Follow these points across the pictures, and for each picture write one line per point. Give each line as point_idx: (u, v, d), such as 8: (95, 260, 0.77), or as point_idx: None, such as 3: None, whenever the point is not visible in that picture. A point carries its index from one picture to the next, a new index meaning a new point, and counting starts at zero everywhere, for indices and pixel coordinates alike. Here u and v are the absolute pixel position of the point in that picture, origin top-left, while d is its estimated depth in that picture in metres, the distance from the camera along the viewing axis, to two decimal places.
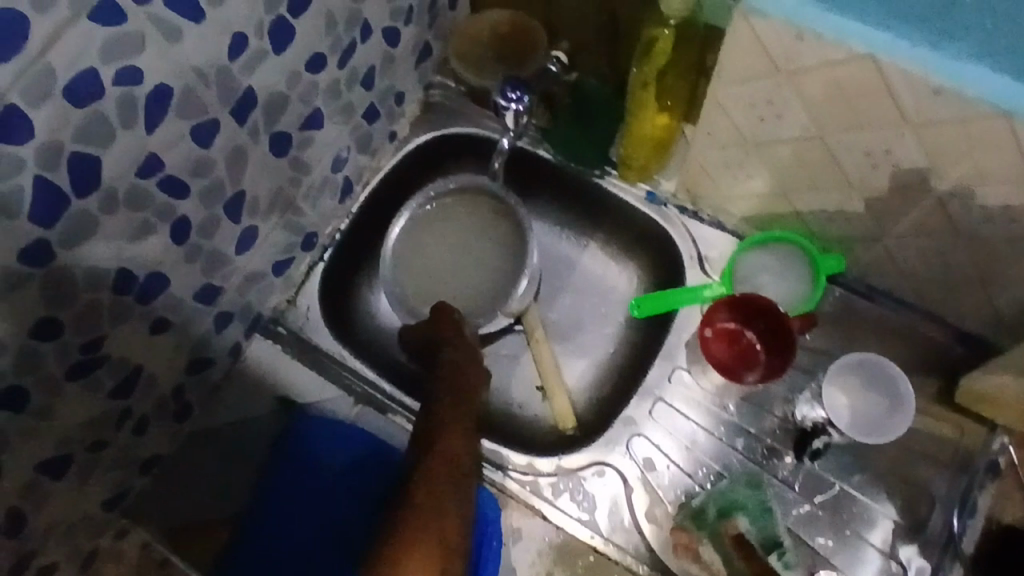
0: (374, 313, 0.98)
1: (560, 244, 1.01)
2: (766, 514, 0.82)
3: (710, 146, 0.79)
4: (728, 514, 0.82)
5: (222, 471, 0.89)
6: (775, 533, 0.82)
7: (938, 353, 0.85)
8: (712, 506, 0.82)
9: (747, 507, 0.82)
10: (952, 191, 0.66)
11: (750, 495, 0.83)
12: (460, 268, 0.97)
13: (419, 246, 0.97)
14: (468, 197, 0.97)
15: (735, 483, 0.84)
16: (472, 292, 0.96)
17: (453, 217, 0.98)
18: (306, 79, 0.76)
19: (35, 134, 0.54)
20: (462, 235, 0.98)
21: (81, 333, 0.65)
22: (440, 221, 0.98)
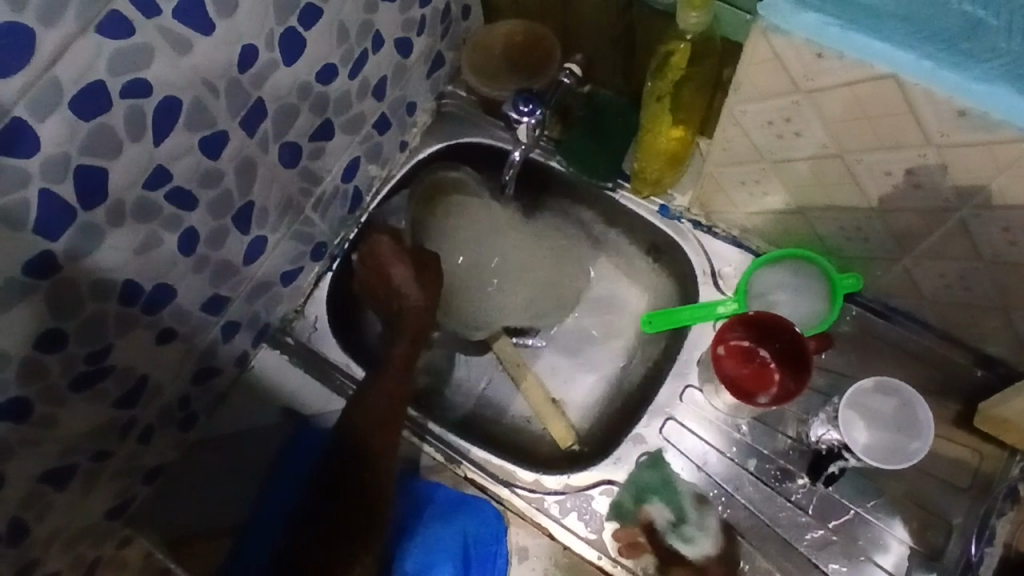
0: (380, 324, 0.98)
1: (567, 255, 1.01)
2: (673, 489, 0.82)
3: (726, 162, 0.78)
4: (641, 501, 0.82)
5: (224, 482, 0.88)
6: (683, 507, 0.81)
7: (957, 375, 0.83)
8: (628, 497, 0.82)
9: (656, 489, 0.82)
10: (976, 213, 0.64)
11: (654, 476, 0.83)
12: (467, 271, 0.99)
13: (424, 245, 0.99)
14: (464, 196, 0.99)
15: (640, 469, 0.83)
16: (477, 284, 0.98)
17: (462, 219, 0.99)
18: (317, 90, 0.75)
19: (42, 147, 0.53)
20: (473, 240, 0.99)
21: (87, 344, 0.65)
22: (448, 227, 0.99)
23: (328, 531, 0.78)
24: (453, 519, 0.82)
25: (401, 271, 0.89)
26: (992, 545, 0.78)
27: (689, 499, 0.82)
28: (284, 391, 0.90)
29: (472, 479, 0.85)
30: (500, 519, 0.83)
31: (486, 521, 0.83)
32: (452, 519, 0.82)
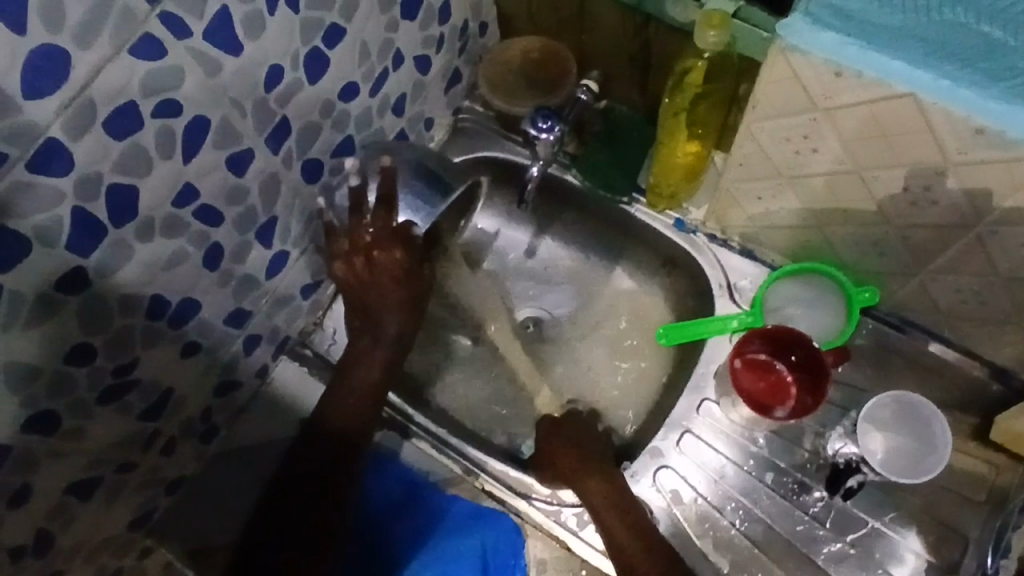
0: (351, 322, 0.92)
1: (587, 263, 1.01)
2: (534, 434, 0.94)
3: (742, 177, 0.79)
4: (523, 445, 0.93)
5: (241, 492, 0.87)
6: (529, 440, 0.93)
7: (974, 389, 0.83)
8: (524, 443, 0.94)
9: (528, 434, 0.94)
10: (994, 228, 0.65)
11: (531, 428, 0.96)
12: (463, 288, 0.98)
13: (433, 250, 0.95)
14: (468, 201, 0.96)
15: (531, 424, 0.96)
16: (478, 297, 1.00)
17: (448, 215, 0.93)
18: (338, 108, 0.76)
19: (75, 166, 0.54)
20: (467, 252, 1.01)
21: (115, 358, 0.66)
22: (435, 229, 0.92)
23: (327, 534, 0.79)
24: (457, 535, 0.83)
25: (397, 292, 0.84)
26: (1010, 560, 0.74)
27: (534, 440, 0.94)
28: (302, 404, 0.89)
29: (490, 492, 0.85)
30: (518, 532, 0.82)
31: (506, 533, 0.82)
32: (466, 534, 0.82)
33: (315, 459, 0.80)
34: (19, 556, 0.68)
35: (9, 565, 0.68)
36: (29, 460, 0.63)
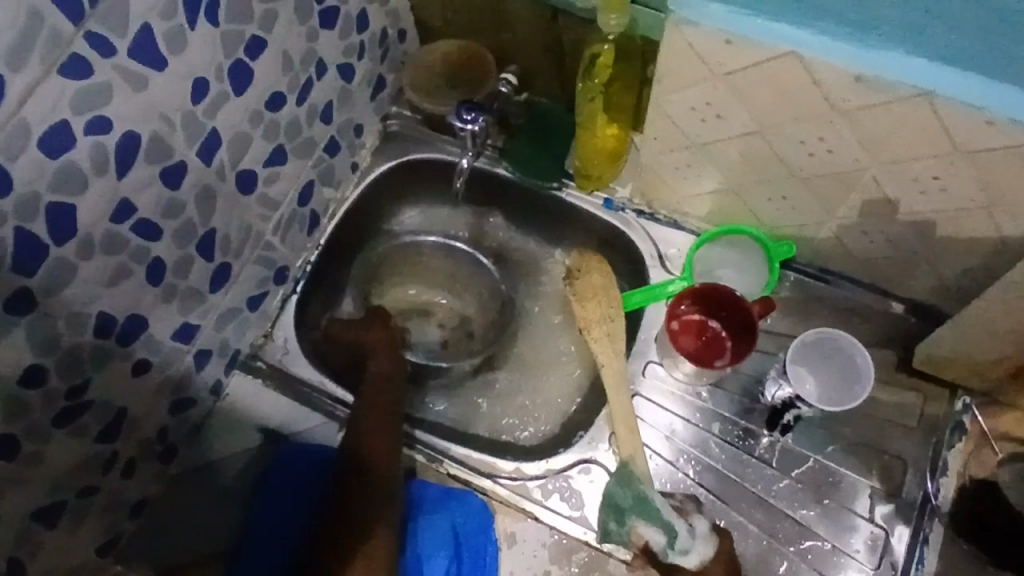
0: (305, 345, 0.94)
1: (530, 247, 1.05)
2: (647, 504, 0.80)
3: (662, 151, 0.84)
4: (622, 520, 0.81)
5: (207, 507, 0.87)
6: (661, 523, 0.79)
7: (893, 325, 0.89)
8: (611, 519, 0.82)
9: (633, 510, 0.81)
10: (885, 171, 0.72)
11: (625, 494, 0.82)
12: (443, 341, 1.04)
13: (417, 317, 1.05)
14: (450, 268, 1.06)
15: (625, 483, 0.82)
16: (471, 343, 1.03)
17: (449, 312, 1.05)
18: (267, 117, 0.79)
19: (12, 188, 0.56)
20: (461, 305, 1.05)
21: (65, 378, 0.67)
22: (466, 329, 1.04)
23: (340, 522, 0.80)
24: (429, 523, 0.84)
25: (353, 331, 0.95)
26: (947, 477, 0.83)
27: (664, 512, 0.80)
28: (259, 415, 0.90)
29: (455, 475, 0.87)
30: (486, 509, 0.84)
31: (473, 513, 0.84)
32: (433, 517, 0.84)
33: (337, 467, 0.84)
34: None
35: None
36: None
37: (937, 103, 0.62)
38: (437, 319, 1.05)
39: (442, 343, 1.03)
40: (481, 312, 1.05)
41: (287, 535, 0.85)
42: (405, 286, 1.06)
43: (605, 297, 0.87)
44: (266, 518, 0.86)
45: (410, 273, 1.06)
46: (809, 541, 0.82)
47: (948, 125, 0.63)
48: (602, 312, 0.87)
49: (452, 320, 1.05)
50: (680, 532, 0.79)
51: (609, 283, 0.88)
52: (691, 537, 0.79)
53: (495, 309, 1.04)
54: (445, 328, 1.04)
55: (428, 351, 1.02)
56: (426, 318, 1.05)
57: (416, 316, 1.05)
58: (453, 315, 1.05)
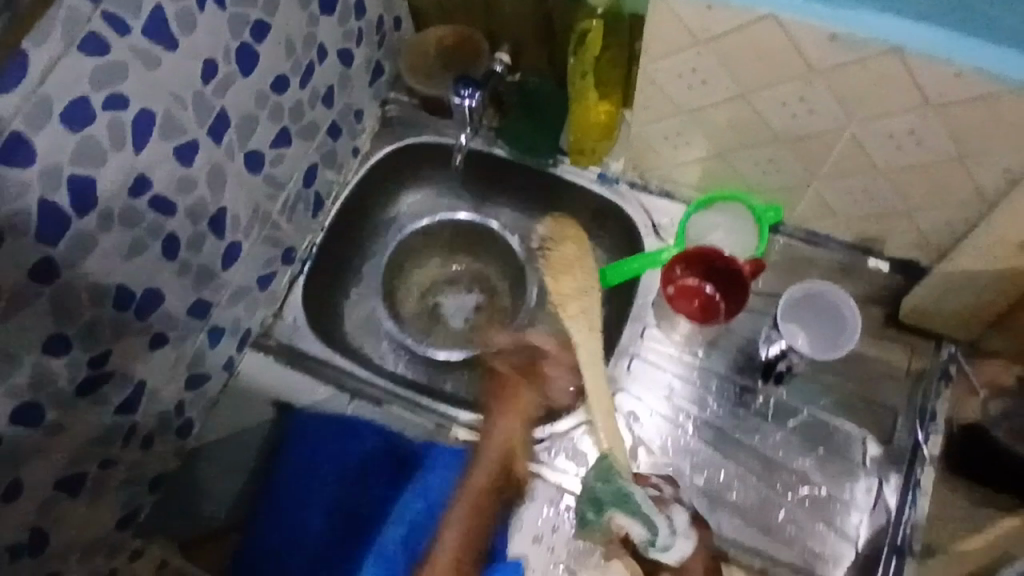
0: (313, 323, 0.97)
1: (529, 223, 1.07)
2: (626, 499, 0.78)
3: (652, 121, 0.88)
4: (602, 511, 0.80)
5: (226, 480, 0.90)
6: (642, 517, 0.77)
7: (879, 283, 0.93)
8: (590, 509, 0.81)
9: (612, 502, 0.79)
10: (863, 128, 0.75)
11: (606, 488, 0.80)
12: (470, 305, 1.07)
13: (442, 284, 1.08)
14: (467, 234, 1.09)
15: (605, 476, 0.80)
16: (498, 307, 1.07)
17: (471, 274, 1.09)
18: (272, 99, 0.82)
19: (36, 158, 0.59)
20: (485, 267, 1.09)
21: (88, 348, 0.70)
22: (491, 292, 1.07)
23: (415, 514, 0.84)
24: (438, 479, 0.86)
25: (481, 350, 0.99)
26: (935, 424, 0.87)
27: (644, 506, 0.78)
28: (272, 389, 0.93)
29: (464, 440, 0.90)
30: (496, 468, 0.87)
31: (485, 471, 0.86)
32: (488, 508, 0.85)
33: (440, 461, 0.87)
34: (16, 554, 0.71)
35: (9, 565, 0.70)
36: (16, 454, 0.66)
37: (909, 59, 0.65)
38: (465, 283, 1.08)
39: (477, 306, 1.07)
40: (501, 272, 1.08)
41: (326, 501, 0.87)
42: (433, 258, 1.09)
43: (580, 267, 0.92)
44: (283, 487, 0.86)
45: (435, 246, 1.09)
46: (806, 488, 0.86)
47: (920, 78, 0.66)
48: (577, 286, 0.90)
49: (477, 282, 1.08)
50: (660, 529, 0.77)
51: (582, 255, 0.93)
52: (671, 533, 0.77)
53: (512, 272, 1.07)
54: (477, 289, 1.08)
55: (466, 317, 1.07)
56: (455, 285, 1.08)
57: (444, 287, 1.08)
58: (477, 277, 1.08)
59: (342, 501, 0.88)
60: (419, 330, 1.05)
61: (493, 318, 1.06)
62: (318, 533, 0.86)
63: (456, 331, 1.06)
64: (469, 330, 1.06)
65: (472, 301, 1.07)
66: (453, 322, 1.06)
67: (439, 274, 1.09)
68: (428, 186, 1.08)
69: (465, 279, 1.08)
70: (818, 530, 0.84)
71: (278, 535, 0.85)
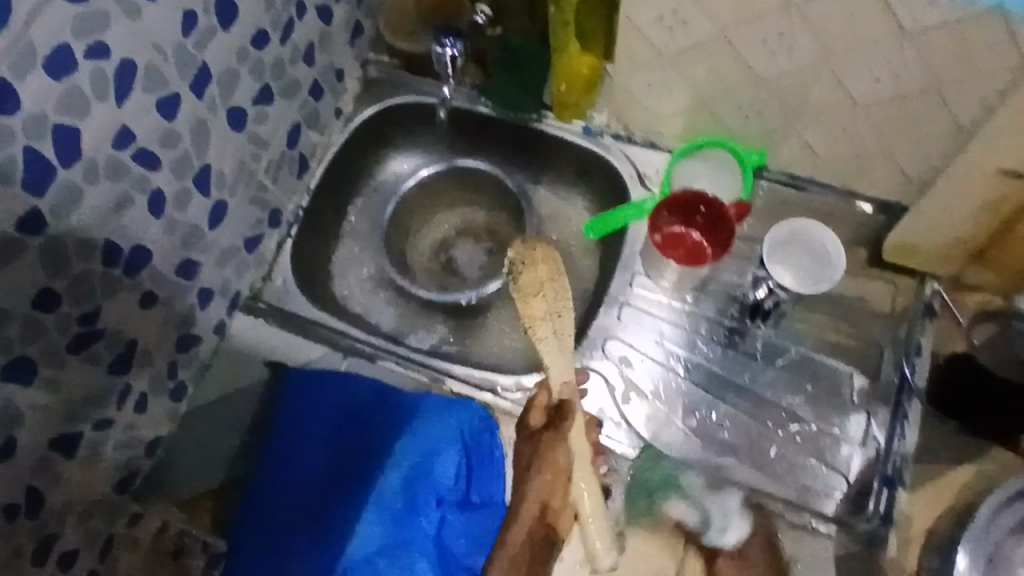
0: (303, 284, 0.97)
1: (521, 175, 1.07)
2: (675, 481, 0.84)
3: (634, 66, 0.89)
4: (654, 501, 0.84)
5: (222, 438, 0.90)
6: (696, 499, 0.83)
7: (861, 225, 0.94)
8: (641, 499, 0.84)
9: (665, 486, 0.84)
10: (843, 63, 0.75)
11: (653, 472, 0.85)
12: (479, 253, 1.08)
13: (448, 236, 1.09)
14: (467, 184, 1.08)
15: (650, 462, 0.85)
16: (504, 254, 1.07)
17: (475, 224, 1.09)
18: (253, 55, 0.81)
19: (22, 105, 0.58)
20: (488, 215, 1.09)
21: (80, 305, 0.69)
22: (498, 238, 1.08)
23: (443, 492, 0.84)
24: (432, 425, 0.85)
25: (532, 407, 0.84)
26: (920, 358, 0.88)
27: (696, 486, 0.83)
28: (264, 350, 0.93)
29: (459, 392, 0.90)
30: (489, 415, 0.88)
31: (478, 415, 0.87)
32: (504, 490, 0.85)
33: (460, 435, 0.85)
34: (13, 516, 0.69)
35: (5, 525, 0.68)
36: (11, 412, 0.66)
37: None
38: (473, 234, 1.09)
39: (488, 254, 1.07)
40: (501, 219, 1.08)
41: (321, 452, 0.88)
42: (436, 215, 1.10)
43: (552, 290, 0.83)
44: (279, 438, 0.87)
45: (434, 200, 1.09)
46: (796, 425, 0.88)
47: (897, 10, 0.67)
48: (547, 309, 0.82)
49: (483, 231, 1.08)
50: (714, 509, 0.82)
51: (556, 273, 0.84)
52: (726, 515, 0.81)
53: (511, 217, 1.07)
54: (486, 238, 1.08)
55: (479, 266, 1.07)
56: (464, 238, 1.09)
57: (454, 241, 1.09)
58: (483, 227, 1.09)
59: (337, 450, 0.87)
60: (434, 284, 1.06)
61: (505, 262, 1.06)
62: (313, 482, 0.86)
63: (472, 283, 1.06)
64: (484, 277, 1.06)
65: (478, 249, 1.08)
66: (467, 273, 1.07)
67: (447, 230, 1.09)
68: (416, 150, 1.08)
69: (467, 228, 1.09)
70: (809, 466, 0.86)
71: (273, 488, 0.86)
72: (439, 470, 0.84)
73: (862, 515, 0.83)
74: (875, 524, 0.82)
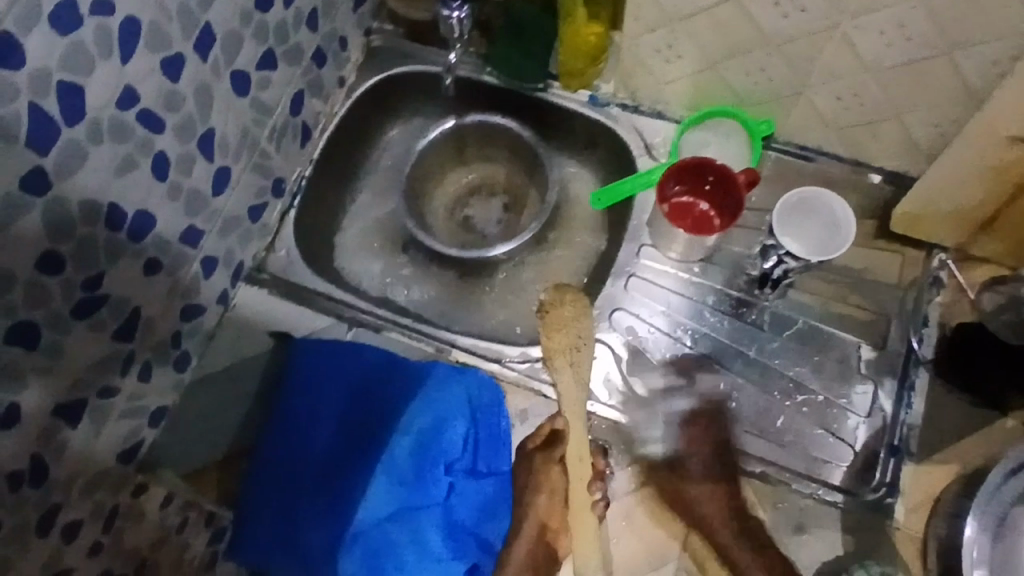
0: (306, 254, 0.96)
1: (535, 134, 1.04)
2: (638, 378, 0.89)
3: (640, 32, 0.87)
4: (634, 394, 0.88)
5: (229, 408, 0.90)
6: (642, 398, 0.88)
7: (870, 195, 0.93)
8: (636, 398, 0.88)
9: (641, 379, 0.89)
10: (856, 27, 0.74)
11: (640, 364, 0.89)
12: (495, 210, 1.08)
13: (463, 194, 1.08)
14: (489, 137, 1.05)
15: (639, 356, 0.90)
16: (518, 211, 1.06)
17: (491, 180, 1.08)
18: (256, 17, 0.80)
19: (26, 60, 0.57)
20: (503, 170, 1.08)
21: (83, 268, 0.68)
22: (514, 195, 1.07)
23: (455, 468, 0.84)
24: (442, 392, 0.85)
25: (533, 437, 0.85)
26: (928, 328, 0.88)
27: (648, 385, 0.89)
28: (269, 320, 0.92)
29: (465, 362, 0.90)
30: (497, 386, 0.87)
31: (486, 387, 0.86)
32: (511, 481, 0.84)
33: (471, 414, 0.85)
34: (17, 485, 0.68)
35: (11, 494, 0.67)
36: (15, 378, 0.65)
37: None
38: (487, 189, 1.08)
39: (505, 209, 1.07)
40: (517, 175, 1.07)
41: (329, 423, 0.87)
42: (449, 174, 1.08)
43: (579, 325, 0.81)
44: (287, 407, 0.87)
45: (447, 157, 1.07)
46: (803, 395, 0.87)
47: None
48: (569, 341, 0.80)
49: (498, 186, 1.08)
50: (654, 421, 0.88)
51: (583, 313, 0.81)
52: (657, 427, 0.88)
53: (527, 174, 1.06)
54: (502, 193, 1.08)
55: (497, 222, 1.07)
56: (479, 194, 1.08)
57: (469, 199, 1.08)
58: (498, 182, 1.08)
59: (347, 420, 0.87)
60: (454, 242, 1.06)
61: (524, 216, 1.06)
62: (322, 451, 0.86)
63: (492, 238, 1.07)
64: (503, 232, 1.07)
65: (495, 206, 1.08)
66: (486, 230, 1.07)
67: (461, 186, 1.08)
68: (418, 117, 1.07)
69: (482, 186, 1.08)
70: (816, 436, 0.86)
71: (278, 462, 0.85)
72: (448, 438, 0.84)
73: (868, 485, 0.83)
74: (881, 492, 0.83)
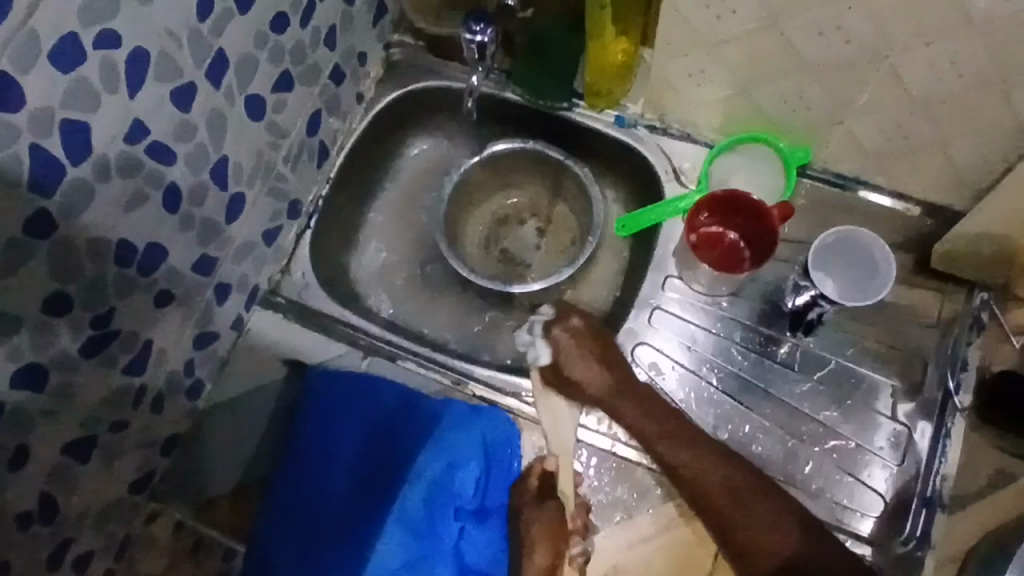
0: (323, 276, 0.94)
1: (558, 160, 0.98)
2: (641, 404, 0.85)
3: (669, 55, 0.82)
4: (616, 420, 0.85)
5: (247, 436, 0.88)
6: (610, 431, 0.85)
7: (911, 227, 0.88)
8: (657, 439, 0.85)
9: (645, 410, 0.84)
10: (904, 60, 0.69)
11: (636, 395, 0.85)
12: (530, 234, 1.03)
13: (495, 220, 1.03)
14: (515, 159, 1.00)
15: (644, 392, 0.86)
16: (558, 236, 1.02)
17: (522, 209, 1.03)
18: (272, 40, 0.77)
19: (26, 103, 0.54)
20: (534, 193, 1.03)
21: (90, 307, 0.66)
22: (548, 220, 1.02)
23: (463, 512, 0.83)
24: (450, 437, 0.83)
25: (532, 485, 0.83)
26: (967, 372, 0.83)
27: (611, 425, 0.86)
28: (282, 347, 0.90)
29: (481, 396, 0.87)
30: (513, 425, 0.85)
31: (501, 427, 0.84)
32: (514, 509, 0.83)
33: (477, 459, 0.83)
34: (25, 524, 0.67)
35: (19, 534, 0.67)
36: (21, 422, 0.63)
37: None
38: (517, 216, 1.03)
39: (540, 232, 1.02)
40: (549, 199, 1.02)
41: (343, 460, 0.86)
42: (480, 203, 1.03)
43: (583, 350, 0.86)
44: (303, 442, 0.85)
45: (478, 183, 1.03)
46: (834, 440, 0.84)
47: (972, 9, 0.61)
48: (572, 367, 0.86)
49: (530, 212, 1.03)
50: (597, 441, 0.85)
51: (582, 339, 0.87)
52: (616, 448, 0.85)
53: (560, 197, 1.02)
54: (533, 217, 1.03)
55: (536, 246, 1.02)
56: (509, 225, 1.03)
57: (501, 229, 1.03)
58: (529, 208, 1.03)
59: (366, 455, 0.86)
60: (492, 272, 1.02)
61: (565, 234, 1.01)
62: (338, 488, 0.85)
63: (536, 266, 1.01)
64: (546, 256, 1.01)
65: (529, 230, 1.02)
66: (527, 257, 1.02)
67: (490, 219, 1.03)
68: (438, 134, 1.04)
69: (511, 213, 1.03)
70: (845, 482, 0.83)
71: (292, 498, 0.84)
72: (459, 480, 0.83)
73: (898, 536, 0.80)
74: (910, 545, 0.80)
